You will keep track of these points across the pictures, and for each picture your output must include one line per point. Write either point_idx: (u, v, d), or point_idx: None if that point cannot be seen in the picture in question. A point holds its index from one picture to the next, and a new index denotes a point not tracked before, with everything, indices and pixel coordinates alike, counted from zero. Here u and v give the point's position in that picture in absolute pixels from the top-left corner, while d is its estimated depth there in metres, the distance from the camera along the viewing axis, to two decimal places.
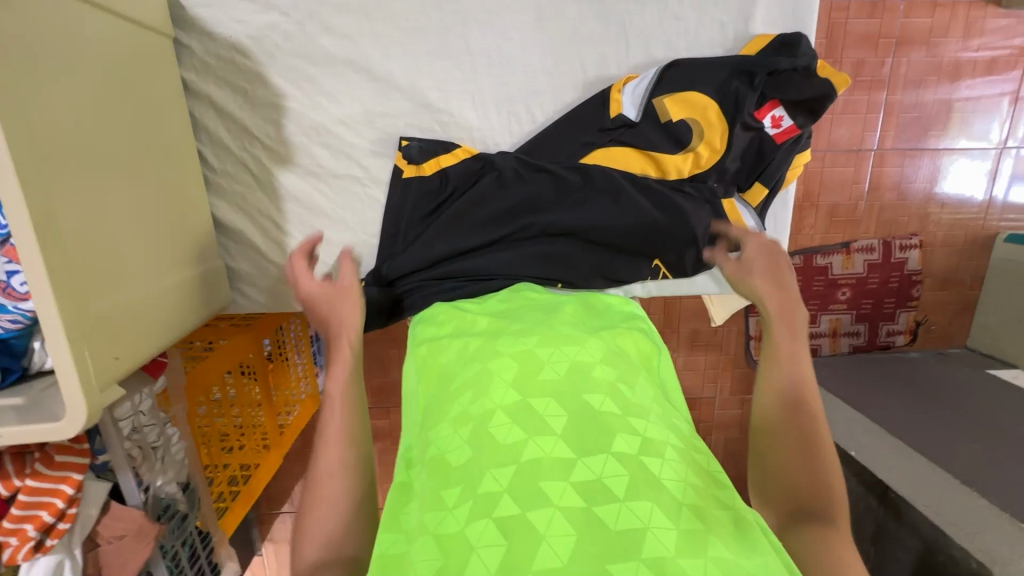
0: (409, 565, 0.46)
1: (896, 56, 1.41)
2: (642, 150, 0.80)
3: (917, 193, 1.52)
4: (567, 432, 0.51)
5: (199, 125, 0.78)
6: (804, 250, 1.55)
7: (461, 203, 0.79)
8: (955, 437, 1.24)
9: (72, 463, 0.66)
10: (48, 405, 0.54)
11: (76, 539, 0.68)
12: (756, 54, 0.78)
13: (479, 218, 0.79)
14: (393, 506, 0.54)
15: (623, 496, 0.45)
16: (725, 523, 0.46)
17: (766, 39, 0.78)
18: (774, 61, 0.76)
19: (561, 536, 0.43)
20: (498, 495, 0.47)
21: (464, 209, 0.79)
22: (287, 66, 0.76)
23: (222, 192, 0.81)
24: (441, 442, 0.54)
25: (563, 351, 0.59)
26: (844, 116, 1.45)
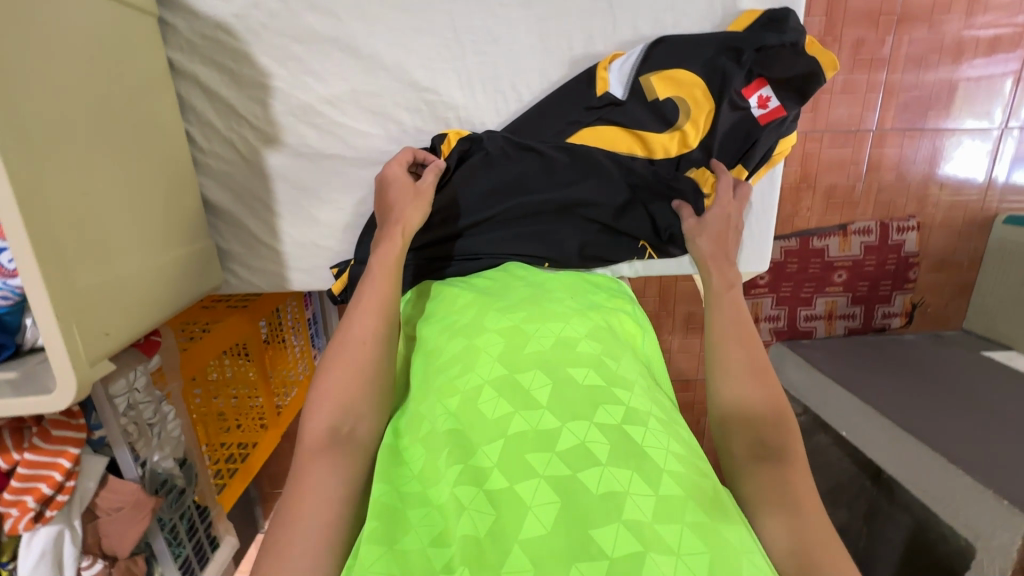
0: (406, 529, 0.48)
1: (897, 34, 1.39)
2: (629, 130, 0.80)
3: (916, 174, 1.51)
4: (553, 403, 0.52)
5: (186, 105, 0.78)
6: (800, 232, 1.55)
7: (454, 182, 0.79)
8: (945, 418, 1.25)
9: (70, 437, 0.68)
10: (40, 379, 0.56)
11: (75, 511, 0.70)
12: (743, 30, 0.77)
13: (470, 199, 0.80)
14: (386, 467, 0.55)
15: (605, 461, 0.47)
16: (702, 489, 0.47)
17: (752, 16, 0.78)
18: (762, 37, 0.76)
19: (546, 504, 0.45)
20: (487, 469, 0.48)
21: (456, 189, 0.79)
22: (272, 45, 0.76)
23: (210, 172, 0.81)
24: (430, 415, 0.56)
25: (549, 327, 0.61)
26: (843, 96, 1.43)
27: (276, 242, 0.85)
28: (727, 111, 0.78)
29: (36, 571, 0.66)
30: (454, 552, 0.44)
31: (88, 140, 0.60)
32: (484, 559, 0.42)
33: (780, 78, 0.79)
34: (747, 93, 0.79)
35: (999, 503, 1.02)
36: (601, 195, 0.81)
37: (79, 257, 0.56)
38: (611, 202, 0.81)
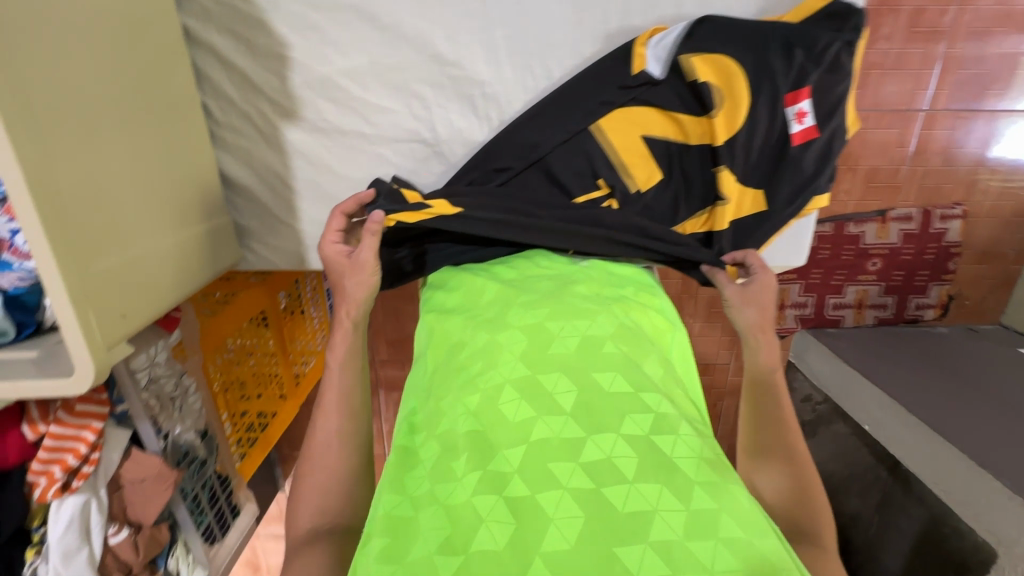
0: (418, 531, 0.47)
1: (962, 3, 1.27)
2: (664, 115, 0.75)
3: (966, 158, 1.41)
4: (578, 410, 0.50)
5: (202, 76, 0.75)
6: (835, 216, 1.48)
7: (477, 164, 0.79)
8: (974, 417, 1.21)
9: (93, 412, 0.69)
10: (61, 359, 0.55)
11: (100, 481, 0.72)
12: (800, 21, 0.72)
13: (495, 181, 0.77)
14: (398, 471, 0.54)
15: (631, 478, 0.45)
16: (741, 505, 0.45)
17: (815, 5, 0.72)
18: (816, 34, 0.70)
19: (569, 518, 0.43)
20: (508, 476, 0.47)
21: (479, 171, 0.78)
22: (289, 12, 0.72)
23: (228, 146, 0.79)
24: (448, 412, 0.54)
25: (574, 325, 0.58)
26: (895, 72, 1.33)
27: (293, 220, 0.83)
28: (762, 119, 0.73)
29: (65, 537, 0.69)
30: (469, 557, 0.43)
31: (100, 112, 0.58)
32: (504, 570, 0.41)
33: (823, 91, 0.73)
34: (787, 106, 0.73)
35: None
36: (629, 178, 0.76)
37: (92, 237, 0.55)
38: (641, 188, 0.76)
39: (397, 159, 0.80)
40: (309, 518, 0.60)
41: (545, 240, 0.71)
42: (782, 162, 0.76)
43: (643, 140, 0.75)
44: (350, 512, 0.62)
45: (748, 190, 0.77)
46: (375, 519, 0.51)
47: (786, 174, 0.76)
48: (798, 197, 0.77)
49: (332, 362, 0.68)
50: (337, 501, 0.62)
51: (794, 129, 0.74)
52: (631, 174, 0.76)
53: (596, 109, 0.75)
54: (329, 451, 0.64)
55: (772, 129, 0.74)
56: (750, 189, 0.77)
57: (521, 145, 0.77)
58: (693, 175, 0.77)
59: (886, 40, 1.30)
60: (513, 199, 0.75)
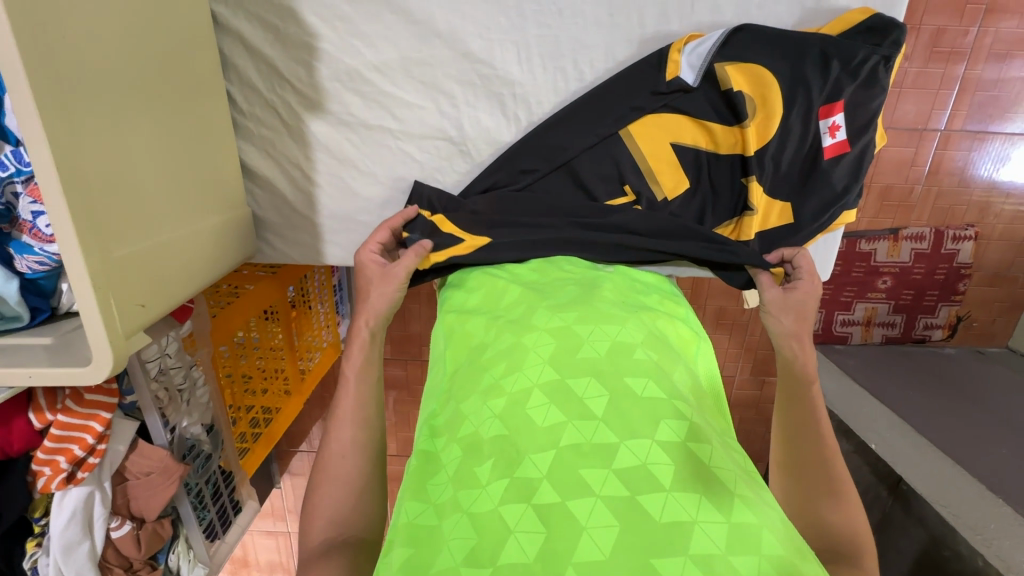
0: (442, 542, 0.45)
1: (983, 25, 1.27)
2: (695, 122, 0.74)
3: (981, 180, 1.40)
4: (609, 415, 0.49)
5: (228, 64, 0.74)
6: (848, 233, 1.47)
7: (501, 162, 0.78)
8: (983, 441, 1.20)
9: (101, 402, 0.67)
10: (76, 348, 0.54)
11: (105, 473, 0.70)
12: (838, 33, 0.71)
13: (520, 184, 0.77)
14: (417, 479, 0.52)
15: (668, 487, 0.44)
16: (781, 522, 0.44)
17: (854, 19, 0.70)
18: (853, 47, 0.69)
19: (604, 527, 0.42)
20: (537, 482, 0.45)
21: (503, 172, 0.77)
22: (320, 3, 0.71)
23: (250, 136, 0.78)
24: (473, 415, 0.53)
25: (603, 330, 0.57)
26: (913, 90, 1.32)
27: (313, 214, 0.81)
28: (795, 129, 0.73)
29: (68, 529, 0.67)
30: (497, 570, 0.41)
31: (132, 96, 0.56)
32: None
33: (857, 106, 0.72)
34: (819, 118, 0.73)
35: None
36: (657, 186, 0.75)
37: (115, 219, 0.53)
38: (667, 196, 0.76)
39: (421, 155, 0.79)
40: (320, 520, 0.59)
41: (570, 247, 0.71)
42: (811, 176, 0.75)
43: (673, 146, 0.75)
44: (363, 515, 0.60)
45: (775, 203, 0.76)
46: (396, 528, 0.49)
47: (816, 189, 0.75)
48: (826, 212, 0.76)
49: (348, 371, 0.67)
50: (347, 515, 0.59)
51: (824, 142, 0.73)
52: (658, 181, 0.75)
53: (627, 115, 0.74)
54: (344, 457, 0.61)
55: (803, 141, 0.73)
56: (779, 200, 0.76)
57: (549, 148, 0.76)
58: (722, 185, 0.76)
59: (907, 58, 1.30)
60: (539, 205, 0.75)
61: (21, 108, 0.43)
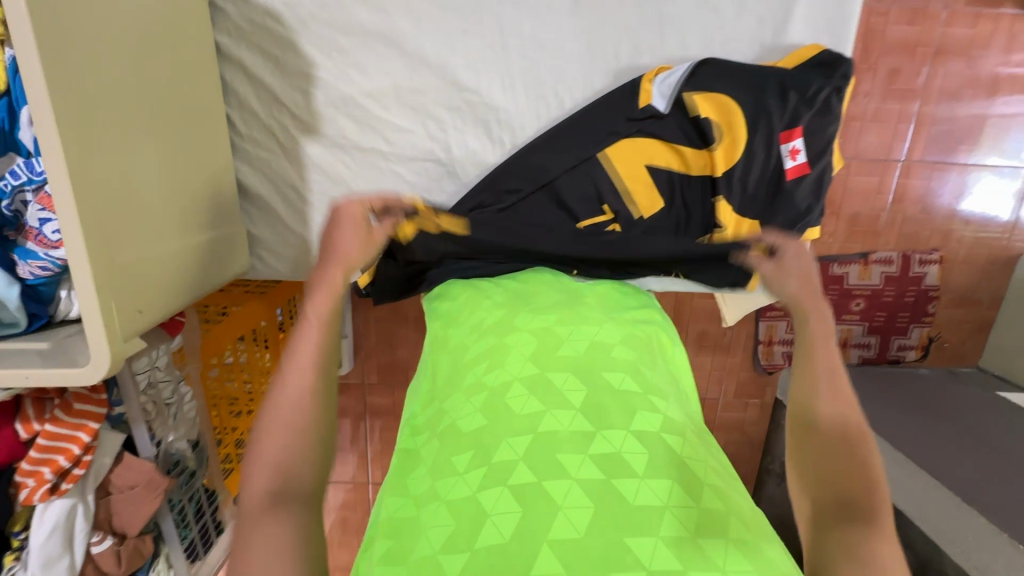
0: (420, 530, 0.46)
1: (933, 65, 1.37)
2: (667, 146, 0.79)
3: (942, 208, 1.49)
4: (586, 406, 0.51)
5: (228, 89, 0.78)
6: (821, 257, 1.53)
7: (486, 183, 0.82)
8: (959, 457, 1.23)
9: (89, 412, 0.67)
10: (70, 352, 0.56)
11: (89, 486, 0.70)
12: (793, 66, 0.78)
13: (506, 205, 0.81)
14: (396, 477, 0.54)
15: (642, 473, 0.46)
16: (748, 511, 0.47)
17: (807, 54, 0.78)
18: (807, 79, 0.76)
19: (579, 508, 0.44)
20: (514, 466, 0.47)
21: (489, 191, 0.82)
22: (319, 35, 0.76)
23: (247, 157, 0.82)
24: (455, 411, 0.55)
25: (582, 330, 0.60)
26: (874, 124, 1.42)
27: (305, 231, 0.85)
28: (759, 151, 0.78)
29: (48, 543, 0.67)
30: (476, 553, 0.43)
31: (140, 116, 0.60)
32: (512, 560, 0.41)
33: (814, 132, 0.78)
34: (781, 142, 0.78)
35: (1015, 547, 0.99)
36: (633, 204, 0.80)
37: (120, 228, 0.56)
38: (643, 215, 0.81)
39: (410, 176, 0.83)
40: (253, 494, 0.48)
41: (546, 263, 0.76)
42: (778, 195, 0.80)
43: (648, 167, 0.80)
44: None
45: (745, 220, 0.81)
46: (378, 523, 0.51)
47: (782, 208, 0.80)
48: (792, 229, 0.80)
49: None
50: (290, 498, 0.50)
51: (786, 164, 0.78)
52: (634, 199, 0.80)
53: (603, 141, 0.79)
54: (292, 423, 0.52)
55: (768, 162, 0.79)
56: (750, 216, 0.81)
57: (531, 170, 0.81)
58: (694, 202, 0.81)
59: (866, 95, 1.39)
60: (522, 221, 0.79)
61: (42, 124, 0.47)
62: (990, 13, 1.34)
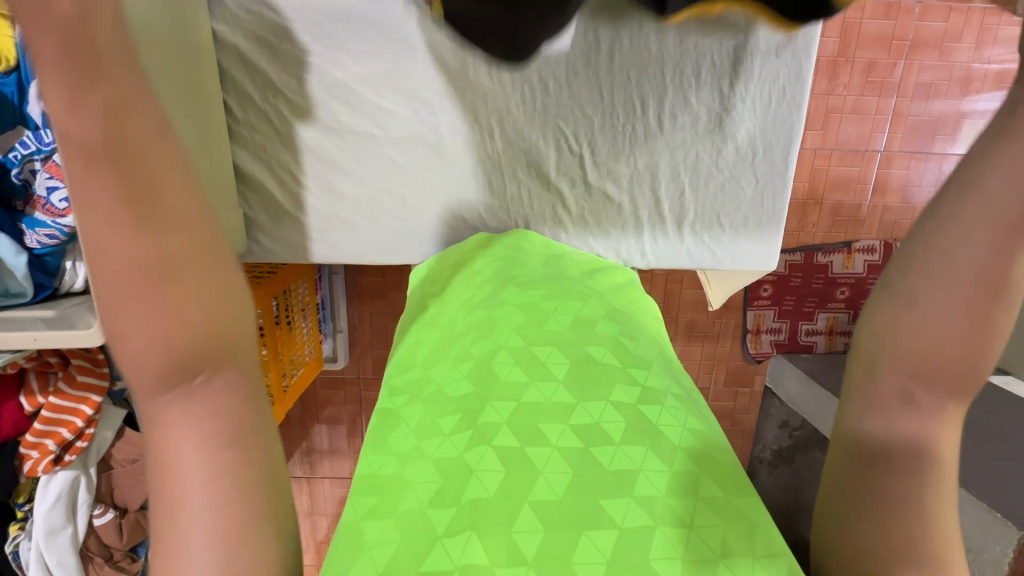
0: (407, 486, 0.49)
1: (908, 58, 1.43)
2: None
3: (921, 197, 1.54)
4: (568, 378, 0.54)
5: (225, 76, 0.82)
6: (805, 246, 1.56)
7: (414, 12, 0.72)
8: None
9: (92, 385, 0.70)
10: (74, 318, 0.62)
11: (92, 459, 0.72)
12: None
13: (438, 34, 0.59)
14: (376, 433, 0.56)
15: (619, 440, 0.49)
16: (716, 465, 0.50)
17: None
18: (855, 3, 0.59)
19: (558, 472, 0.47)
20: (497, 430, 0.50)
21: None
22: (311, 21, 0.79)
23: (244, 142, 0.85)
24: (442, 378, 0.58)
25: (568, 306, 0.63)
26: (853, 116, 1.47)
27: (301, 214, 0.88)
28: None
29: (52, 513, 0.69)
30: (461, 507, 0.45)
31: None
32: (493, 517, 0.44)
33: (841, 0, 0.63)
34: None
35: (992, 516, 1.02)
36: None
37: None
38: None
39: (402, 160, 0.86)
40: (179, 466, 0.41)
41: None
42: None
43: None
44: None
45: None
46: (356, 479, 0.53)
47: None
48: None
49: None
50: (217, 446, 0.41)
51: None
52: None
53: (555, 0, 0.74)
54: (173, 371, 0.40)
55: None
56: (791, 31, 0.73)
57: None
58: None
59: (845, 88, 1.44)
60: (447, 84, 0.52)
61: None
62: (961, 7, 1.39)
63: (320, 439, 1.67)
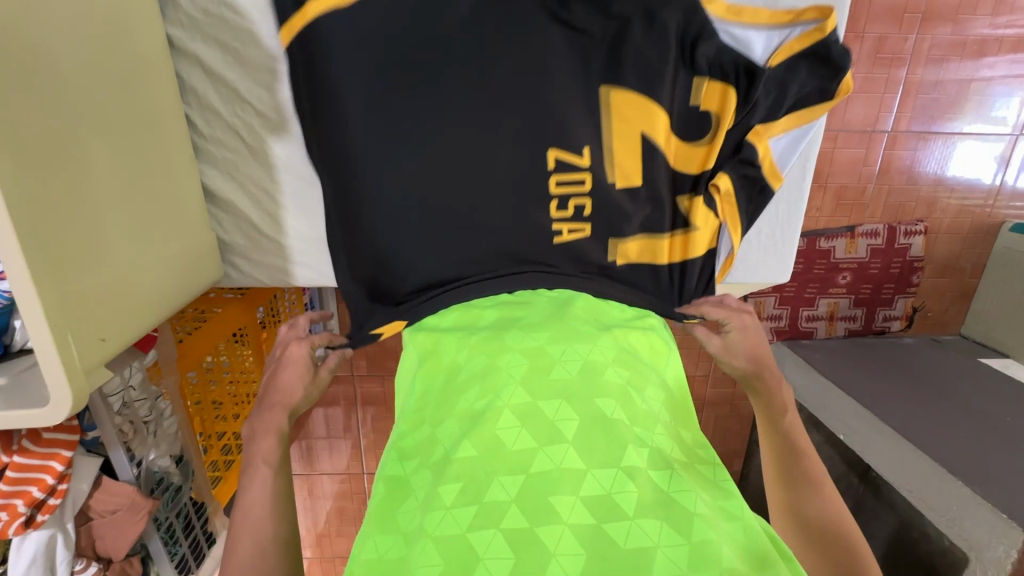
0: (409, 569, 0.45)
1: (920, 32, 1.33)
2: (632, 101, 0.76)
3: (927, 177, 1.46)
4: (579, 440, 0.49)
5: (186, 87, 0.76)
6: (808, 232, 1.49)
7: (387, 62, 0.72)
8: (944, 425, 1.21)
9: (61, 440, 0.65)
10: (26, 386, 0.56)
11: (67, 514, 0.67)
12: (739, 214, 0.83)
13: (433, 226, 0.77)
14: (386, 507, 0.52)
15: (632, 514, 0.45)
16: (731, 534, 0.47)
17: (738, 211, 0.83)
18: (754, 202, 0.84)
19: (571, 554, 0.42)
20: (505, 506, 0.46)
21: (410, 180, 0.75)
22: (279, 23, 0.72)
23: (211, 159, 0.80)
24: (445, 439, 0.53)
25: (575, 349, 0.58)
26: (861, 94, 1.37)
27: (280, 237, 0.83)
28: (725, 47, 0.76)
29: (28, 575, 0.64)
30: None
31: (67, 144, 0.57)
32: None
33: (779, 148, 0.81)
34: (769, 26, 0.76)
35: (998, 517, 0.97)
36: (621, 239, 0.82)
37: (54, 268, 0.53)
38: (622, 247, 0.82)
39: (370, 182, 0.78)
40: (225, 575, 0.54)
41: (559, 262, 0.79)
42: (827, 67, 0.77)
43: (631, 138, 0.78)
44: (274, 545, 0.58)
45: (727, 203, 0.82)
46: (363, 560, 0.48)
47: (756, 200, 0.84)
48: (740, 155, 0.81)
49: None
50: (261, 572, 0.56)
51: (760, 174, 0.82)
52: (614, 250, 0.82)
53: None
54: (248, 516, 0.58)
55: (784, 101, 0.79)
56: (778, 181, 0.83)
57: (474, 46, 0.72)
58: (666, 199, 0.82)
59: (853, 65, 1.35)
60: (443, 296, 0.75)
61: None
62: None
63: (314, 436, 1.63)
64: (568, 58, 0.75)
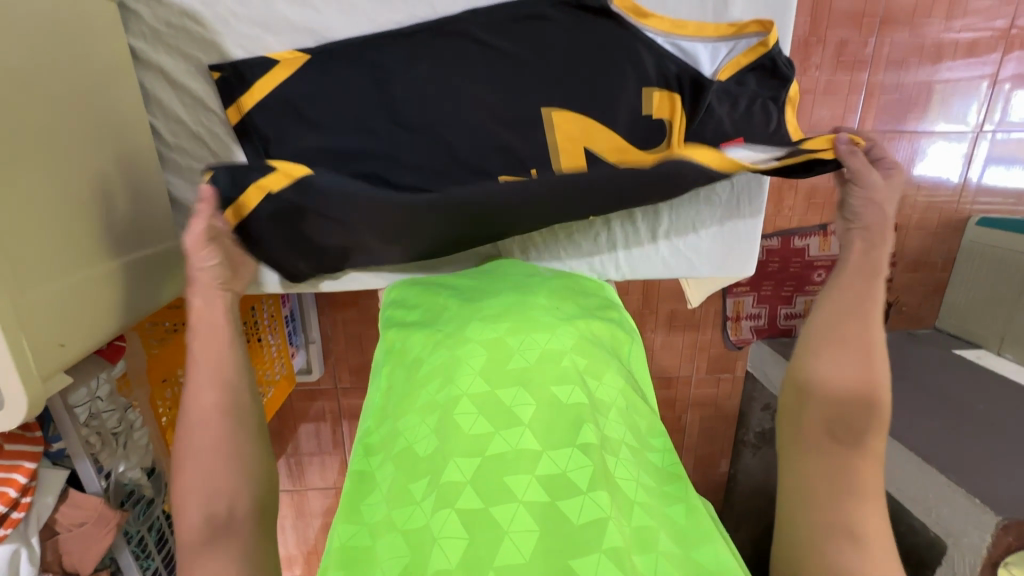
0: (376, 560, 0.46)
1: (880, 36, 1.38)
2: (579, 112, 0.80)
3: None
4: (535, 422, 0.50)
5: (150, 97, 0.78)
6: (782, 231, 1.51)
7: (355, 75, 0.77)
8: (917, 415, 1.23)
9: (24, 452, 0.65)
10: None
11: (32, 528, 0.66)
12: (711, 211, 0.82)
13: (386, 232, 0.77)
14: (350, 500, 0.52)
15: (586, 488, 0.46)
16: (673, 516, 0.49)
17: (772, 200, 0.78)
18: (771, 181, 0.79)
19: (524, 531, 0.43)
20: (461, 489, 0.46)
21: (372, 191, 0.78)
22: (243, 34, 0.76)
23: (178, 168, 0.82)
24: (408, 431, 0.53)
25: (533, 339, 0.58)
26: (826, 97, 1.42)
27: None
28: (671, 57, 0.81)
29: None
30: None
31: (35, 153, 0.58)
32: None
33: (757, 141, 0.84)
34: (715, 39, 0.81)
35: (970, 501, 0.99)
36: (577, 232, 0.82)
37: (10, 274, 0.53)
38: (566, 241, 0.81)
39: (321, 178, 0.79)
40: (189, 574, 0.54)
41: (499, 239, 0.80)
42: (772, 79, 0.84)
43: (581, 147, 0.81)
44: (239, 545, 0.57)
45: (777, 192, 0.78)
46: (331, 550, 0.49)
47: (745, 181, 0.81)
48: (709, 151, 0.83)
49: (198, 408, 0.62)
50: None
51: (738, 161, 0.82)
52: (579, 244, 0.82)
53: (473, 21, 0.78)
54: None
55: (735, 110, 0.84)
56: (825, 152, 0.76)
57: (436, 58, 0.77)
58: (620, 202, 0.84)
59: (817, 69, 1.39)
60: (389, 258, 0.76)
61: None
62: None
63: (301, 451, 1.62)
64: (523, 65, 0.79)
